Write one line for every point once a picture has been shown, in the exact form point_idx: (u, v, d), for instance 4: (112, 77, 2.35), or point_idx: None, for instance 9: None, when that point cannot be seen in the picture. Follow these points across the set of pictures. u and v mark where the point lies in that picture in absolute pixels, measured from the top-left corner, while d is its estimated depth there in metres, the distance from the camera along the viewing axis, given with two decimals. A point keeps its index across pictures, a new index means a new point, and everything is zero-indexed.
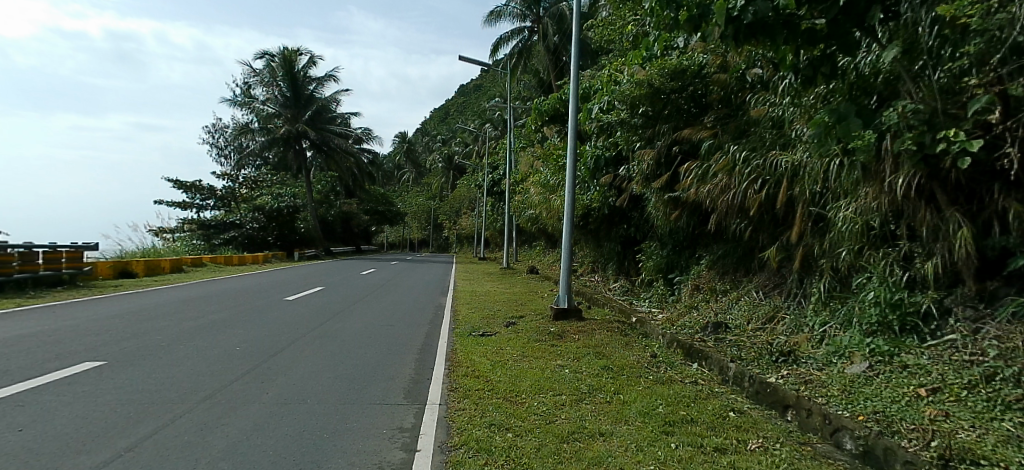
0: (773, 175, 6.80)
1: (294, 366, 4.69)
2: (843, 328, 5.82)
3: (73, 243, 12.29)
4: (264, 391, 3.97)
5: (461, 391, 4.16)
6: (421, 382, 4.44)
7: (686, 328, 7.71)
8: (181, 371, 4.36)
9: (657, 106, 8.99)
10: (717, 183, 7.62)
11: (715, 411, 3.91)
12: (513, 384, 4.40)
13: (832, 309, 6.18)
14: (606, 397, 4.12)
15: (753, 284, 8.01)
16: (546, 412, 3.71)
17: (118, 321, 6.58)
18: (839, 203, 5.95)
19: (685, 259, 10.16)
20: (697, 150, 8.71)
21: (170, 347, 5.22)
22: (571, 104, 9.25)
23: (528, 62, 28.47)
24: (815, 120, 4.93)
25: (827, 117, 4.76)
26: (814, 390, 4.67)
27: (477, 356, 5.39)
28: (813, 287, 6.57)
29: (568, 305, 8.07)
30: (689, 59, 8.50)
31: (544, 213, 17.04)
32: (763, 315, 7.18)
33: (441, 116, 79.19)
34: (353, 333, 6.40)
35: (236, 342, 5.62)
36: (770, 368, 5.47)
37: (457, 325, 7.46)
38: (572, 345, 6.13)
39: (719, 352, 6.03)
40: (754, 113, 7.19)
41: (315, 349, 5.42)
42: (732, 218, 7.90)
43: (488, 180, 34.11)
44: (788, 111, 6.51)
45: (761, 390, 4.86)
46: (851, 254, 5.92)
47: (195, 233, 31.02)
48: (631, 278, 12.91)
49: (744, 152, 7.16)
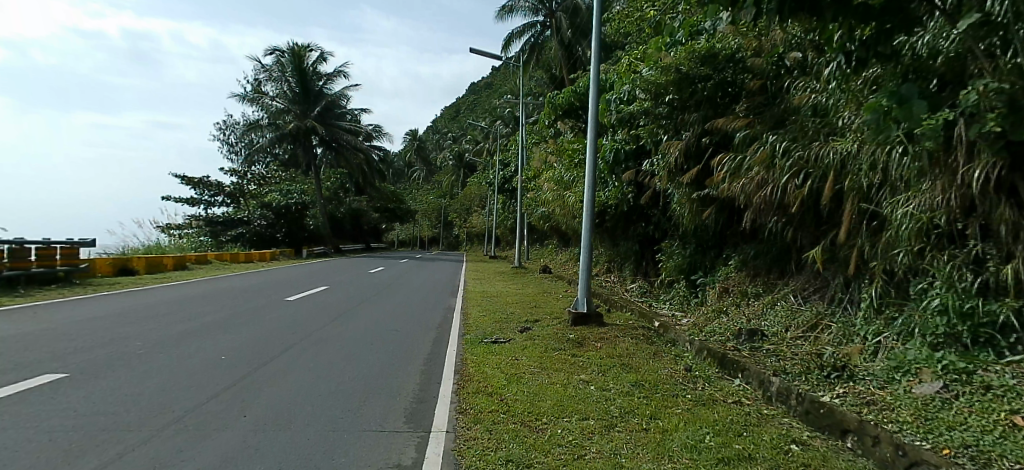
0: (818, 167, 6.13)
1: (283, 381, 4.15)
2: (901, 339, 5.16)
3: (68, 239, 11.84)
4: (244, 412, 3.41)
5: (471, 414, 3.58)
6: (426, 403, 3.85)
7: (716, 336, 7.06)
8: (151, 386, 3.82)
9: (684, 94, 8.38)
10: (753, 177, 6.97)
11: (773, 443, 3.29)
12: (532, 404, 3.82)
13: (888, 317, 5.49)
14: (641, 423, 3.52)
15: (790, 286, 7.34)
16: (573, 443, 3.13)
17: (99, 326, 6.07)
18: (895, 198, 5.27)
19: (710, 259, 9.52)
20: (729, 141, 8.01)
21: (147, 356, 4.69)
22: (592, 94, 8.61)
23: (540, 57, 27.74)
24: (875, 102, 4.28)
25: (891, 100, 4.11)
26: (880, 416, 4.02)
27: (490, 369, 4.81)
28: (863, 293, 5.89)
29: (587, 310, 7.44)
30: (720, 42, 7.86)
31: (558, 211, 16.42)
32: (804, 322, 6.51)
33: (452, 113, 78.70)
34: (354, 341, 5.86)
35: (224, 349, 5.09)
36: (821, 385, 4.83)
37: (467, 331, 6.87)
38: (595, 355, 5.51)
39: (759, 365, 5.41)
40: (795, 100, 6.52)
41: (309, 360, 4.87)
42: (768, 215, 7.24)
43: (499, 177, 33.38)
44: (835, 97, 5.89)
45: (814, 412, 4.25)
46: (910, 257, 5.22)
47: (202, 230, 30.75)
48: (649, 279, 12.29)
49: (784, 143, 6.50)
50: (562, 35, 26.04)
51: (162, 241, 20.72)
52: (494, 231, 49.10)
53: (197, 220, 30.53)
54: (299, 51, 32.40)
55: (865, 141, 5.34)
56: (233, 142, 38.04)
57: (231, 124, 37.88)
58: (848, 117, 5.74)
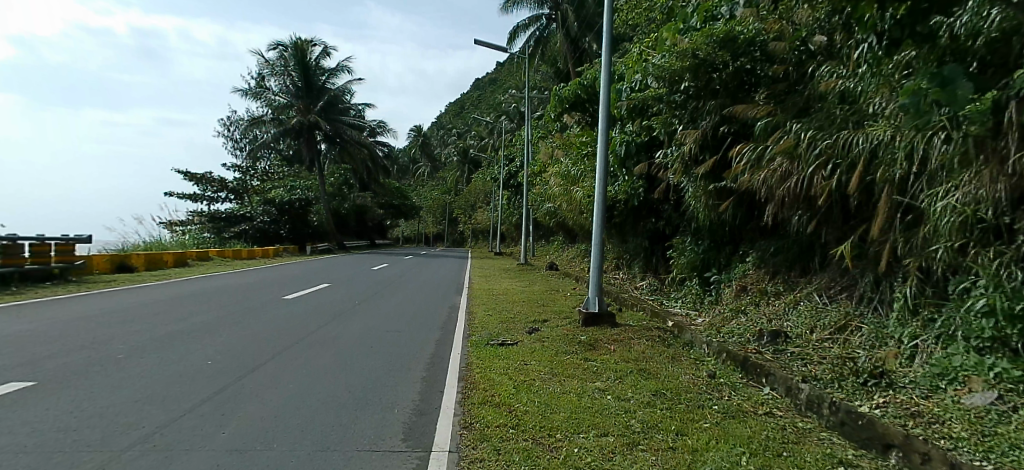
0: (846, 158, 5.71)
1: (271, 391, 3.82)
2: (941, 344, 4.73)
3: (62, 235, 11.56)
4: (222, 429, 3.07)
5: (477, 429, 3.22)
6: (427, 415, 3.51)
7: (735, 338, 6.67)
8: (125, 397, 3.48)
9: (701, 82, 7.92)
10: (775, 169, 6.54)
11: (818, 465, 2.91)
12: (545, 417, 3.45)
13: (925, 319, 5.06)
14: (666, 440, 3.16)
15: (814, 284, 6.93)
16: (592, 465, 2.75)
17: (84, 328, 5.78)
18: (933, 190, 4.82)
19: (726, 256, 9.12)
20: (749, 130, 7.58)
21: (127, 362, 4.37)
22: (603, 83, 8.16)
23: (546, 51, 27.33)
24: (915, 85, 3.88)
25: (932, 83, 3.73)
26: (929, 430, 3.64)
27: (497, 375, 4.45)
28: (895, 293, 5.47)
29: (599, 310, 7.07)
30: (740, 26, 7.37)
31: (565, 206, 16.04)
32: (831, 323, 6.08)
33: (457, 108, 78.24)
34: (352, 345, 5.54)
35: (211, 354, 4.78)
36: (858, 394, 4.45)
37: (473, 333, 6.54)
38: (610, 360, 5.14)
39: (785, 370, 5.05)
40: (821, 86, 6.10)
41: (301, 366, 4.55)
42: (792, 209, 6.81)
43: (504, 172, 32.98)
44: (866, 82, 5.45)
45: (851, 423, 3.89)
46: (950, 253, 4.78)
47: (205, 226, 30.59)
48: (659, 276, 11.91)
49: (809, 131, 6.06)
50: (568, 28, 25.59)
51: (164, 237, 20.55)
52: (500, 227, 48.68)
53: (200, 216, 30.41)
54: (301, 45, 31.96)
55: (901, 128, 4.92)
56: (237, 138, 37.81)
57: (235, 119, 37.66)
58: (880, 103, 5.33)
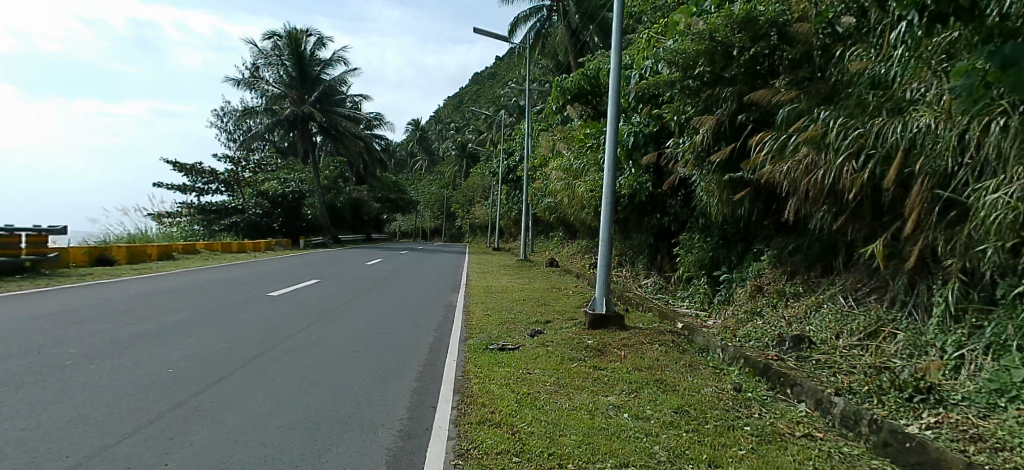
0: (881, 147, 5.20)
1: (233, 408, 3.35)
2: (991, 354, 4.22)
3: (34, 226, 11.02)
4: (165, 459, 2.56)
5: (475, 458, 2.72)
6: (415, 440, 3.00)
7: (753, 342, 6.21)
8: (54, 418, 2.95)
9: (717, 66, 7.34)
10: (800, 159, 6.00)
11: None
12: (553, 441, 2.96)
13: (970, 325, 4.55)
14: None
15: (838, 286, 6.43)
16: None
17: (37, 329, 5.26)
18: (982, 184, 4.29)
19: (738, 253, 8.63)
20: (769, 118, 7.06)
21: (71, 373, 3.84)
22: (613, 67, 7.58)
23: (545, 42, 26.62)
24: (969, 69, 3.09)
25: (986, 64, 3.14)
26: (996, 458, 3.15)
27: (497, 387, 3.96)
28: (935, 296, 4.97)
29: (607, 311, 6.57)
30: (762, 6, 6.93)
31: (566, 200, 15.51)
32: (860, 329, 5.59)
33: (455, 102, 77.43)
34: (334, 352, 5.06)
35: (172, 363, 4.29)
36: (903, 412, 3.96)
37: (471, 336, 6.03)
38: (622, 369, 4.63)
39: (813, 380, 4.57)
40: (851, 69, 5.59)
41: (274, 378, 4.08)
42: (817, 204, 6.29)
43: (503, 166, 32.33)
44: (905, 63, 4.94)
45: (897, 445, 3.39)
46: (1001, 254, 4.26)
47: (194, 218, 29.86)
48: (665, 274, 11.44)
49: (840, 119, 5.52)
50: (570, 20, 24.80)
51: (151, 231, 19.92)
52: (497, 223, 47.99)
53: (189, 208, 29.71)
54: (295, 34, 31.23)
55: (950, 114, 4.41)
56: (231, 130, 37.11)
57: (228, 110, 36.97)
58: (919, 88, 4.83)
